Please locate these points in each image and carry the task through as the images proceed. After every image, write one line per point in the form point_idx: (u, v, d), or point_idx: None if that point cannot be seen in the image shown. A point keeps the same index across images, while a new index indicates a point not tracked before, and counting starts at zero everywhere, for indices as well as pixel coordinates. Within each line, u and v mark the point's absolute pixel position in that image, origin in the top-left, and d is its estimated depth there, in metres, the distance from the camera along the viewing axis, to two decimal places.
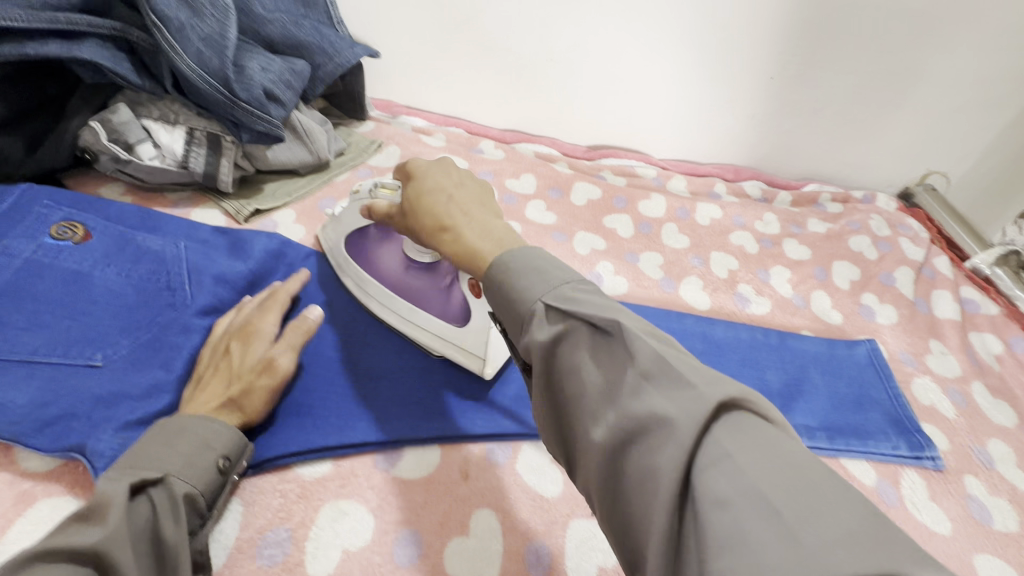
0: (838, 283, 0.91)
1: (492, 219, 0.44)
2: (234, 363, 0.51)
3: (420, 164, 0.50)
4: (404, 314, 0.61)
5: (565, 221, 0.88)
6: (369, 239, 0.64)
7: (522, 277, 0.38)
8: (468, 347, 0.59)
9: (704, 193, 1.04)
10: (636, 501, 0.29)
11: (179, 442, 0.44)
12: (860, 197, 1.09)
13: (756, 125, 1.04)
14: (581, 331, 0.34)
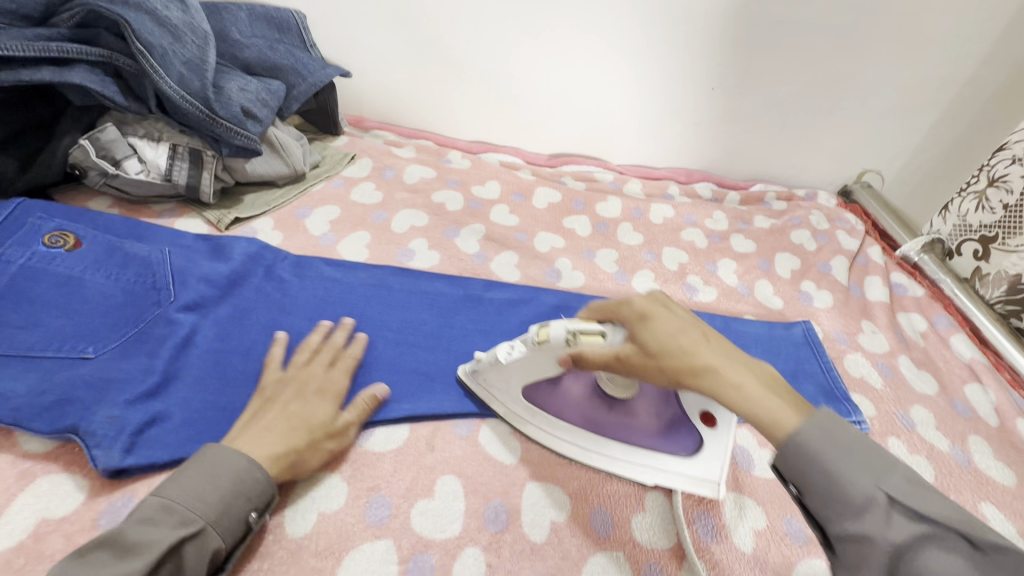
0: (780, 272, 0.99)
1: (740, 370, 0.46)
2: (304, 374, 0.58)
3: (643, 306, 0.51)
4: (604, 450, 0.59)
5: (526, 223, 0.95)
6: (540, 390, 0.59)
7: (836, 455, 0.42)
8: (702, 472, 0.57)
9: (658, 195, 1.12)
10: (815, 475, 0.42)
11: (222, 484, 0.46)
12: (803, 195, 1.19)
13: (703, 131, 1.13)
14: (885, 514, 0.39)
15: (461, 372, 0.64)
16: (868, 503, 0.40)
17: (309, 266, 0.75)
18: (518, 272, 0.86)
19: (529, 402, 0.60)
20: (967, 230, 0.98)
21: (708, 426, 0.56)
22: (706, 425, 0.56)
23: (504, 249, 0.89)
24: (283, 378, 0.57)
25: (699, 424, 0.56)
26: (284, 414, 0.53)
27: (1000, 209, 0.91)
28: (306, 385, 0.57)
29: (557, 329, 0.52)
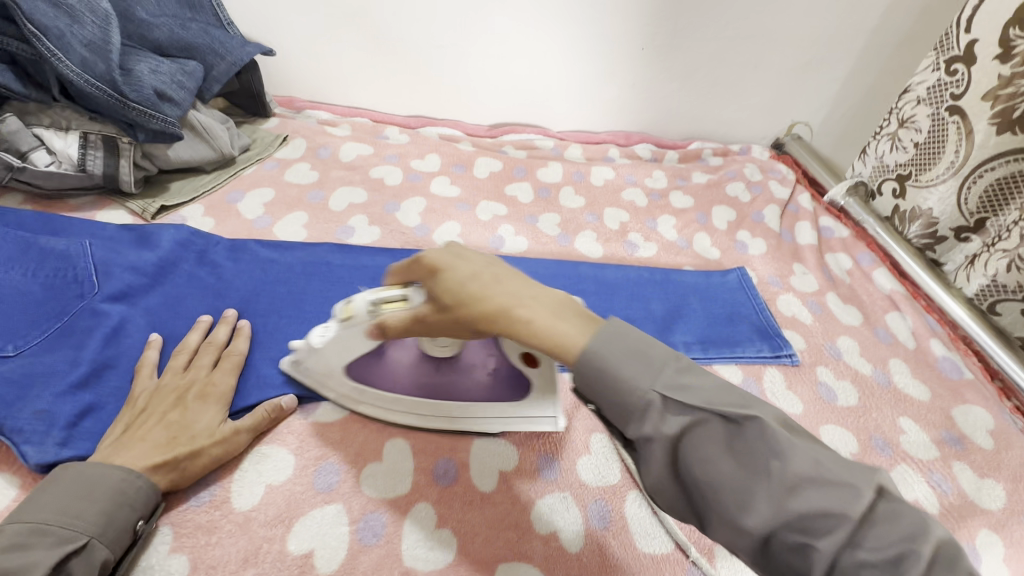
0: (716, 225, 1.03)
1: (531, 305, 0.44)
2: (185, 381, 0.55)
3: (436, 257, 0.48)
4: (438, 411, 0.58)
5: (468, 193, 0.95)
6: (365, 364, 0.57)
7: (616, 364, 0.40)
8: (537, 412, 0.58)
9: (599, 157, 1.14)
10: (626, 400, 0.39)
11: (100, 497, 0.45)
12: (738, 150, 1.23)
13: (637, 92, 1.15)
14: (660, 413, 0.39)
15: (285, 367, 0.60)
16: (647, 408, 0.39)
17: (244, 249, 0.73)
18: (461, 242, 0.86)
19: (354, 377, 0.57)
20: (885, 171, 1.04)
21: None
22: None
23: (447, 220, 0.89)
24: (158, 389, 0.54)
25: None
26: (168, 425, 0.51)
27: (911, 148, 0.98)
28: (184, 390, 0.54)
29: (363, 301, 0.50)
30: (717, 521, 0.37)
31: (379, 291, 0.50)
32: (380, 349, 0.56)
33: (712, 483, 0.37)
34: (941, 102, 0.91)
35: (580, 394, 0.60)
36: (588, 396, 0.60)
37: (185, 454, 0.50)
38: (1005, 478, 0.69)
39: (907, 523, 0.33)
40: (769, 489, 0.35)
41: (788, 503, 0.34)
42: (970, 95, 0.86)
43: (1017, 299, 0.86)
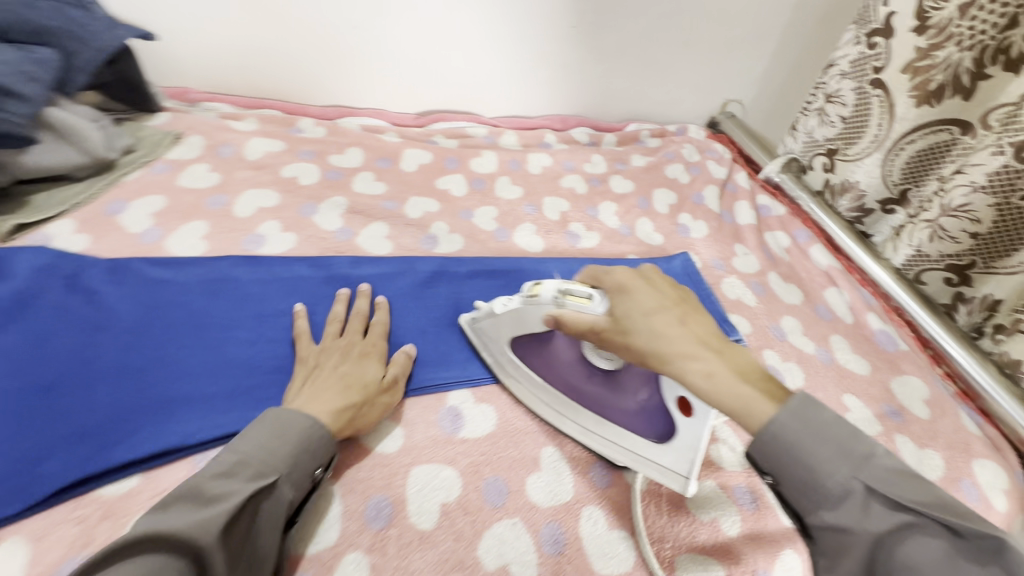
0: (658, 209, 1.00)
1: (707, 359, 0.45)
2: (344, 343, 0.59)
3: (629, 278, 0.51)
4: (562, 410, 0.59)
5: (395, 189, 0.87)
6: (543, 346, 0.59)
7: (794, 449, 0.41)
8: (672, 465, 0.53)
9: (535, 144, 1.09)
10: (822, 482, 0.40)
11: (302, 432, 0.48)
12: (674, 130, 1.21)
13: (569, 73, 1.10)
14: (863, 504, 0.39)
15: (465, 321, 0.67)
16: (846, 495, 0.39)
17: (126, 269, 0.63)
18: (389, 244, 0.78)
19: (515, 350, 0.61)
20: (815, 146, 1.05)
21: (685, 417, 0.53)
22: (683, 415, 0.53)
23: (373, 221, 0.81)
24: (324, 349, 0.58)
25: (677, 414, 0.53)
26: (332, 376, 0.54)
27: (839, 122, 0.98)
28: (349, 351, 0.58)
29: (547, 288, 0.55)
30: None
31: (570, 286, 0.54)
32: (551, 338, 0.59)
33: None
34: (864, 76, 0.92)
35: (665, 439, 0.54)
36: (671, 445, 0.53)
37: (360, 399, 0.53)
38: (941, 446, 0.71)
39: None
40: None
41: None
42: (890, 68, 0.87)
43: (941, 268, 0.87)
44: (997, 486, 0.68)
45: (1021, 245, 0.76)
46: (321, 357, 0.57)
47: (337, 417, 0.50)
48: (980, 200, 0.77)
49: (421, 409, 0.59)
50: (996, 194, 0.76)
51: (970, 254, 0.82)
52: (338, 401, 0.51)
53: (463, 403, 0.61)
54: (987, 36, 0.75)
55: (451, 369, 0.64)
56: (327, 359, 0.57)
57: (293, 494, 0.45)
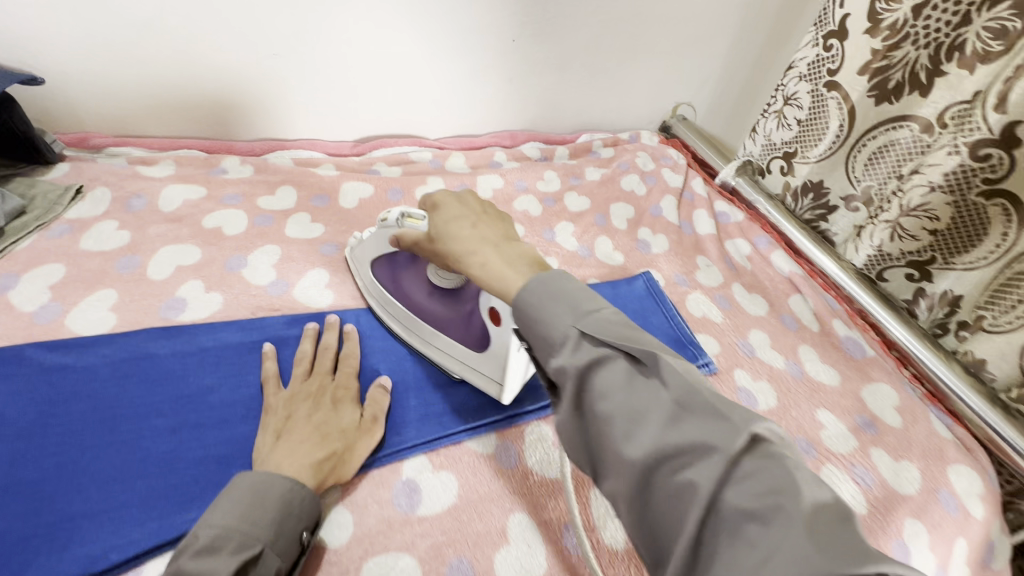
0: (616, 225, 0.97)
1: (486, 249, 0.47)
2: (316, 388, 0.57)
3: (442, 195, 0.54)
4: (399, 313, 0.66)
5: (334, 230, 0.80)
6: (397, 262, 0.66)
7: (537, 313, 0.40)
8: (488, 373, 0.61)
9: (485, 164, 1.04)
10: (604, 407, 0.35)
11: (271, 502, 0.44)
12: (627, 138, 1.18)
13: (514, 88, 1.05)
14: (626, 428, 0.34)
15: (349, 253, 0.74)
16: (612, 419, 0.35)
17: (19, 358, 0.55)
18: (331, 293, 0.72)
19: (377, 274, 0.68)
20: (773, 149, 1.02)
21: (496, 326, 0.57)
22: (494, 325, 0.57)
23: (311, 268, 0.74)
24: (293, 395, 0.56)
25: (490, 325, 0.58)
26: (305, 425, 0.52)
27: (796, 125, 0.96)
28: (320, 397, 0.56)
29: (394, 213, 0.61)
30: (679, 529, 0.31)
31: (410, 210, 0.60)
32: (408, 262, 0.65)
33: (636, 429, 0.34)
34: (820, 78, 0.89)
35: (483, 350, 0.60)
36: (487, 354, 0.60)
37: (342, 450, 0.52)
38: (917, 456, 0.69)
39: (770, 467, 0.30)
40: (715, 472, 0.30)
41: (680, 432, 0.33)
42: (845, 69, 0.85)
43: (903, 264, 0.85)
44: (973, 492, 0.68)
45: (979, 243, 0.75)
46: (295, 405, 0.55)
47: (318, 470, 0.49)
48: (937, 198, 0.76)
49: (373, 486, 0.54)
50: (953, 192, 0.74)
51: (930, 251, 0.81)
52: (317, 453, 0.50)
53: (420, 472, 0.56)
54: (941, 33, 0.73)
55: (406, 432, 0.58)
56: (299, 406, 0.55)
57: (280, 563, 0.43)
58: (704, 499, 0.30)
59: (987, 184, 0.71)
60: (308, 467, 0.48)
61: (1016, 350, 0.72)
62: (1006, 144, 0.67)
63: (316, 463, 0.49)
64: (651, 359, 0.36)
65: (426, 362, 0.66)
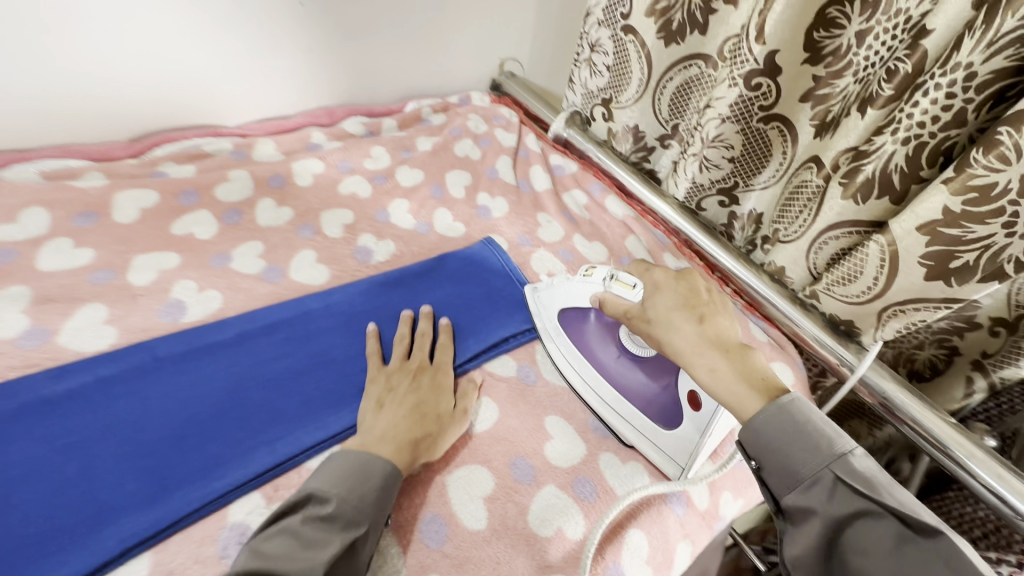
0: (454, 195, 0.93)
1: (714, 355, 0.53)
2: (413, 367, 0.62)
3: (662, 276, 0.61)
4: (594, 395, 0.65)
5: (109, 252, 0.66)
6: (586, 322, 0.69)
7: (780, 457, 0.48)
8: (672, 453, 0.59)
9: (301, 148, 0.93)
10: (792, 455, 0.47)
11: (370, 484, 0.49)
12: (457, 101, 1.13)
13: (317, 59, 0.95)
14: (830, 489, 0.45)
15: (529, 294, 0.75)
16: (815, 483, 0.46)
17: None
18: (112, 328, 0.59)
19: (563, 322, 0.70)
20: (592, 97, 1.04)
21: (693, 411, 0.59)
22: (692, 409, 0.60)
23: (78, 305, 0.60)
24: (390, 377, 0.60)
25: (687, 409, 0.60)
26: (404, 401, 0.57)
27: (606, 71, 0.98)
28: (417, 376, 0.61)
29: (602, 270, 0.66)
30: None
31: (619, 273, 0.65)
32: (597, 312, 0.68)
33: (804, 484, 0.46)
34: (616, 22, 0.91)
35: (675, 428, 0.60)
36: (682, 432, 0.59)
37: (427, 438, 0.55)
38: None
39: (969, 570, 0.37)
40: (888, 539, 0.41)
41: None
42: (635, 12, 0.87)
43: (715, 192, 0.92)
44: (786, 383, 0.78)
45: (767, 162, 0.83)
46: (390, 381, 0.60)
47: (402, 449, 0.53)
48: (729, 128, 0.82)
49: (190, 543, 0.46)
50: (739, 121, 0.81)
51: (732, 177, 0.89)
52: (413, 433, 0.54)
53: (254, 509, 0.49)
54: None
55: (228, 473, 0.51)
56: (399, 381, 0.60)
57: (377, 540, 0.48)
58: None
59: (764, 111, 0.78)
60: (398, 445, 0.53)
61: (803, 254, 0.80)
62: (772, 72, 0.74)
63: (413, 441, 0.54)
64: (927, 531, 0.40)
65: (248, 387, 0.58)
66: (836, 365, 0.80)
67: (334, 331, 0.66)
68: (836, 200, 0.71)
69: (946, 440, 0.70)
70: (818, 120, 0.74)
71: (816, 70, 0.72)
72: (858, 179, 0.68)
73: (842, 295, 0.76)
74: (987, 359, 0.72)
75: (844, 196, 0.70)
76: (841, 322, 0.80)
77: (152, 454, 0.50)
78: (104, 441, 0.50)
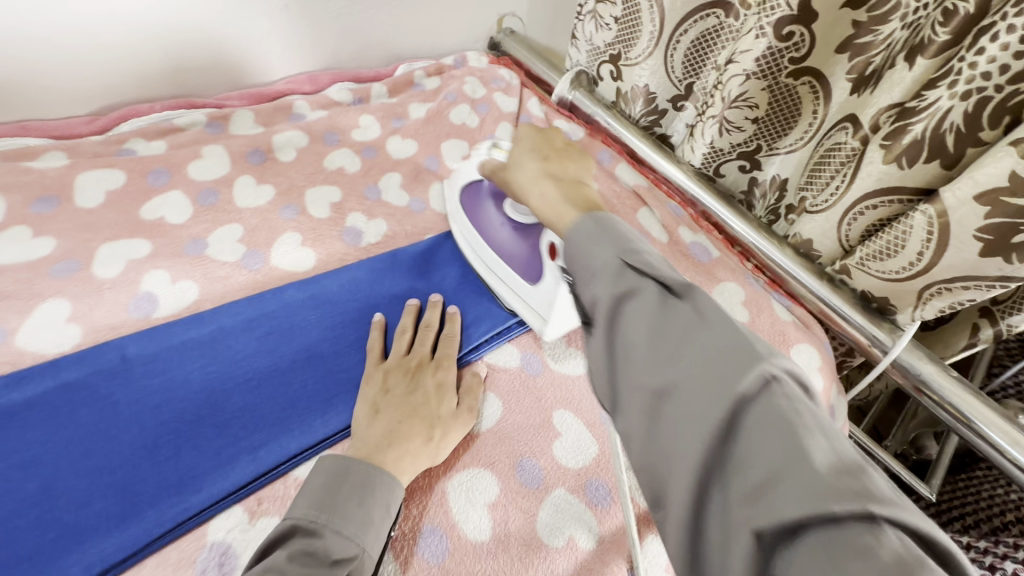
0: (451, 166, 0.86)
1: (546, 180, 0.50)
2: (414, 364, 0.57)
3: (525, 131, 0.59)
4: (481, 255, 0.68)
5: (73, 241, 0.60)
6: (476, 192, 0.69)
7: (613, 325, 0.34)
8: (539, 306, 0.63)
9: (282, 119, 0.85)
10: (622, 324, 0.34)
11: (363, 501, 0.43)
12: (452, 62, 1.04)
13: (297, 19, 0.86)
14: (661, 367, 0.32)
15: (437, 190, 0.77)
16: (648, 354, 0.32)
17: None
18: (77, 327, 0.54)
19: (462, 199, 0.71)
20: (598, 54, 0.94)
21: (554, 263, 0.60)
22: (552, 260, 0.61)
23: (39, 301, 0.55)
24: (388, 372, 0.56)
25: (548, 260, 0.62)
26: (401, 403, 0.52)
27: (613, 24, 0.88)
28: (418, 374, 0.56)
29: (489, 141, 0.67)
30: (698, 500, 0.29)
31: (502, 142, 0.65)
32: (493, 197, 0.67)
33: (624, 352, 0.33)
34: None
35: (537, 285, 0.62)
36: (543, 284, 0.62)
37: (428, 447, 0.49)
38: None
39: (779, 407, 0.29)
40: (719, 411, 0.29)
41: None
42: None
43: (734, 157, 0.84)
44: (813, 365, 0.73)
45: (794, 124, 0.75)
46: (387, 379, 0.55)
47: (403, 456, 0.48)
48: (753, 85, 0.73)
49: (167, 567, 0.42)
50: (766, 76, 0.72)
51: (755, 140, 0.80)
52: (412, 438, 0.49)
53: (238, 526, 0.45)
54: None
55: (206, 486, 0.46)
56: (397, 381, 0.55)
57: (376, 564, 0.42)
58: (808, 557, 0.25)
59: (795, 63, 0.69)
60: (394, 451, 0.48)
61: (834, 226, 0.73)
62: (806, 18, 0.65)
63: (412, 447, 0.48)
64: (767, 400, 0.29)
65: (227, 389, 0.53)
66: (866, 346, 0.74)
67: (320, 324, 0.60)
68: (875, 164, 0.64)
69: (976, 418, 0.65)
70: (855, 74, 0.65)
71: (858, 15, 0.62)
72: (904, 141, 0.60)
73: (878, 271, 0.70)
74: (995, 306, 0.67)
75: (885, 160, 0.63)
76: (873, 299, 0.74)
77: (119, 468, 0.46)
78: (68, 456, 0.46)
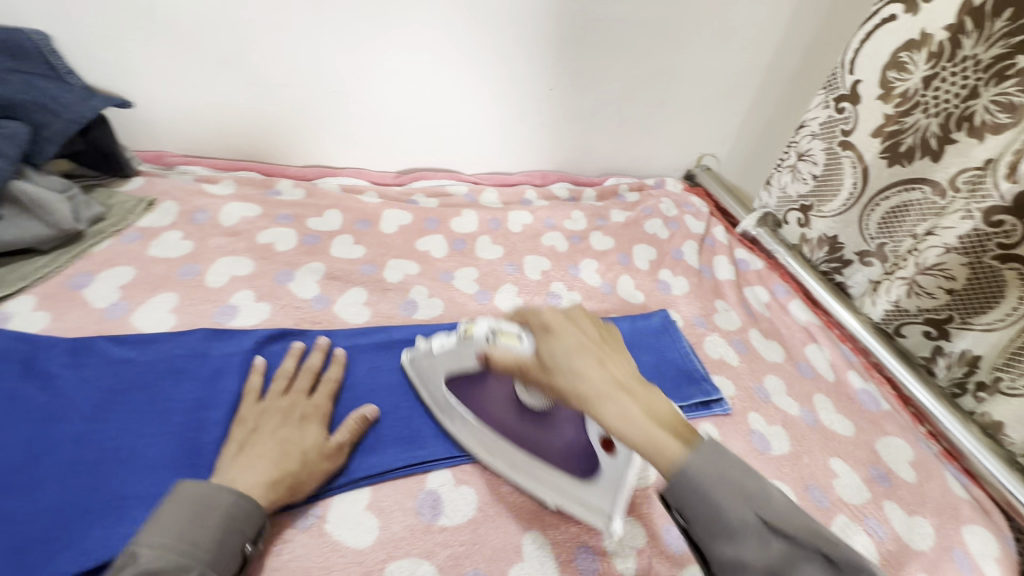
0: (638, 265, 1.01)
1: (626, 397, 0.43)
2: (287, 403, 0.58)
3: (552, 317, 0.50)
4: (518, 461, 0.59)
5: (374, 252, 0.86)
6: (471, 379, 0.63)
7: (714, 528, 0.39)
8: (595, 500, 0.56)
9: (516, 201, 1.09)
10: (720, 503, 0.39)
11: (210, 516, 0.46)
12: (653, 184, 1.23)
13: (549, 131, 1.12)
14: (759, 536, 0.38)
15: (403, 363, 0.68)
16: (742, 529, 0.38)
17: (90, 348, 0.62)
18: (368, 310, 0.77)
19: (452, 390, 0.64)
20: (789, 201, 1.04)
21: (607, 455, 0.56)
22: (605, 453, 0.56)
23: (350, 287, 0.79)
24: (264, 410, 0.57)
25: (601, 453, 0.56)
26: (268, 439, 0.54)
27: (811, 180, 0.98)
28: (290, 413, 0.57)
29: (483, 326, 0.59)
30: None
31: (505, 325, 0.57)
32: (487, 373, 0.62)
33: (726, 527, 0.38)
34: (833, 138, 0.92)
35: (596, 476, 0.56)
36: (600, 478, 0.56)
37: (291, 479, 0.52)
38: (931, 513, 0.70)
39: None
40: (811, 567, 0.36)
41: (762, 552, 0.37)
42: (859, 132, 0.88)
43: (919, 320, 0.86)
44: (989, 554, 0.68)
45: (996, 304, 0.76)
46: (258, 419, 0.56)
47: (270, 489, 0.50)
48: (953, 259, 0.78)
49: (400, 495, 0.57)
50: (968, 254, 0.76)
51: (947, 309, 0.82)
52: (269, 472, 0.51)
53: (443, 486, 0.59)
54: (951, 105, 0.77)
55: (428, 446, 0.61)
56: (267, 421, 0.56)
57: None
58: None
59: (1002, 249, 0.73)
60: (254, 483, 0.50)
61: None
62: (1021, 212, 0.70)
63: (269, 483, 0.50)
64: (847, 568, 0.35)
65: None
66: None
67: None
68: None
69: None
70: None
71: None
72: None
73: None
74: None
75: None
76: None
77: (378, 412, 0.63)
78: (352, 390, 0.65)
